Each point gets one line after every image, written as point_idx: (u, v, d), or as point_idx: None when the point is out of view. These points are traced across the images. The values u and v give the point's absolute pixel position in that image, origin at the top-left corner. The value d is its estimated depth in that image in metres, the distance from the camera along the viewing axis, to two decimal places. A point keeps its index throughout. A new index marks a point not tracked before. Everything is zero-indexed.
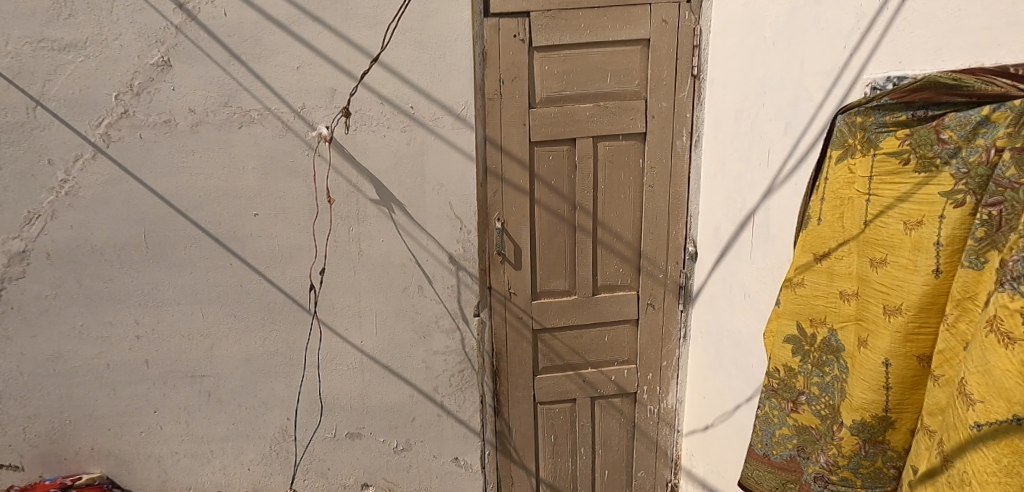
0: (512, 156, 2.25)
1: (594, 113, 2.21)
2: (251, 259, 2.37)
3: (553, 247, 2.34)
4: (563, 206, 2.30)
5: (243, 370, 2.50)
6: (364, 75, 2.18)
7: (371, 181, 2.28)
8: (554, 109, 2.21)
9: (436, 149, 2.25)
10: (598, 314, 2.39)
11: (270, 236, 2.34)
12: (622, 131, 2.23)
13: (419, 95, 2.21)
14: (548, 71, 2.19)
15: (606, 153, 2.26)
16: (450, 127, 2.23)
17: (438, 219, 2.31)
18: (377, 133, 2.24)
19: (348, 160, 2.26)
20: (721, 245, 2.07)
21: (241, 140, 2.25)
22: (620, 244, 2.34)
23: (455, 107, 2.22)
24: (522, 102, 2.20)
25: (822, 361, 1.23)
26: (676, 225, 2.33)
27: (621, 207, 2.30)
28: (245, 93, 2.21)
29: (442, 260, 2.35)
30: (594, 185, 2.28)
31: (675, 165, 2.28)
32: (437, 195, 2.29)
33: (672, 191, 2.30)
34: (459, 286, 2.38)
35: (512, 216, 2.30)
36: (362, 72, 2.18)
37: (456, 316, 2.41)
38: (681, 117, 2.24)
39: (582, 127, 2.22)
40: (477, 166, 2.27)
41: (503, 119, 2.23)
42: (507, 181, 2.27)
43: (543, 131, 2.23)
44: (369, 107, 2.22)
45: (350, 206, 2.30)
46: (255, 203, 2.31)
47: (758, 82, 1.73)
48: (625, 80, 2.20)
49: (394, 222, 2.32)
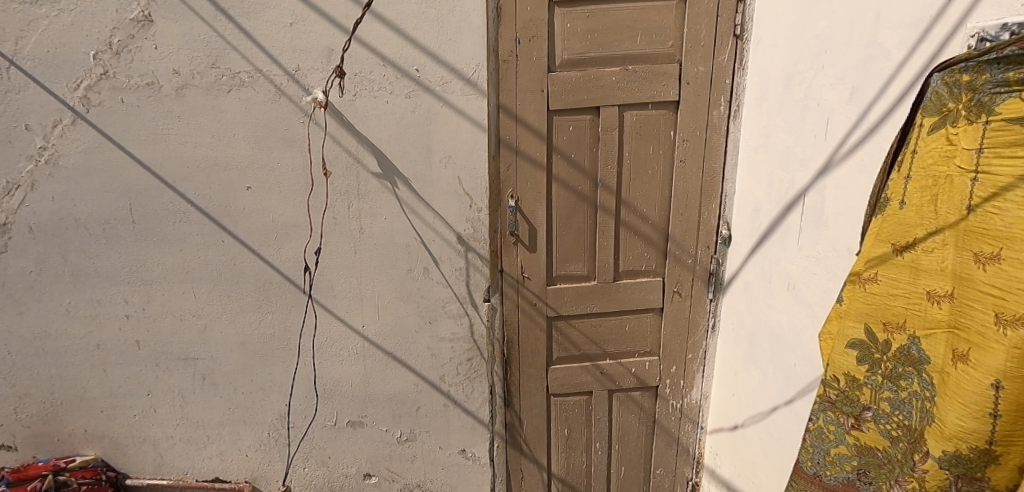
0: (529, 126, 2.03)
1: (621, 78, 1.98)
2: (244, 236, 2.19)
3: (571, 227, 2.13)
4: (583, 183, 2.08)
5: (238, 354, 2.34)
6: (356, 26, 1.96)
7: (373, 152, 2.07)
8: (576, 73, 1.98)
9: (444, 118, 2.04)
10: (619, 302, 2.19)
11: (265, 211, 2.16)
12: (652, 99, 1.99)
13: (425, 57, 1.99)
14: (570, 30, 1.95)
15: (633, 124, 2.03)
16: (459, 93, 2.01)
17: (446, 195, 2.10)
18: (379, 99, 2.03)
19: (348, 130, 2.06)
20: (762, 228, 1.85)
21: (230, 106, 2.07)
22: (646, 225, 2.12)
23: (465, 70, 1.99)
24: (540, 64, 1.97)
25: (897, 373, 1.03)
26: (709, 206, 2.10)
27: (648, 185, 2.08)
28: (233, 53, 2.02)
29: (449, 241, 2.15)
30: (619, 159, 2.06)
31: (710, 138, 2.04)
32: (445, 168, 2.08)
33: (706, 168, 2.07)
34: (468, 269, 2.18)
35: (527, 194, 2.09)
36: (354, 23, 1.96)
37: (465, 301, 2.22)
38: (719, 83, 1.99)
39: (607, 94, 1.99)
40: (490, 137, 2.05)
41: (519, 84, 2.00)
42: (523, 154, 2.06)
43: (564, 98, 2.00)
44: (369, 69, 2.00)
45: (350, 179, 2.10)
46: (248, 175, 2.13)
47: (817, 39, 1.50)
48: (658, 40, 1.95)
49: (398, 199, 2.12)
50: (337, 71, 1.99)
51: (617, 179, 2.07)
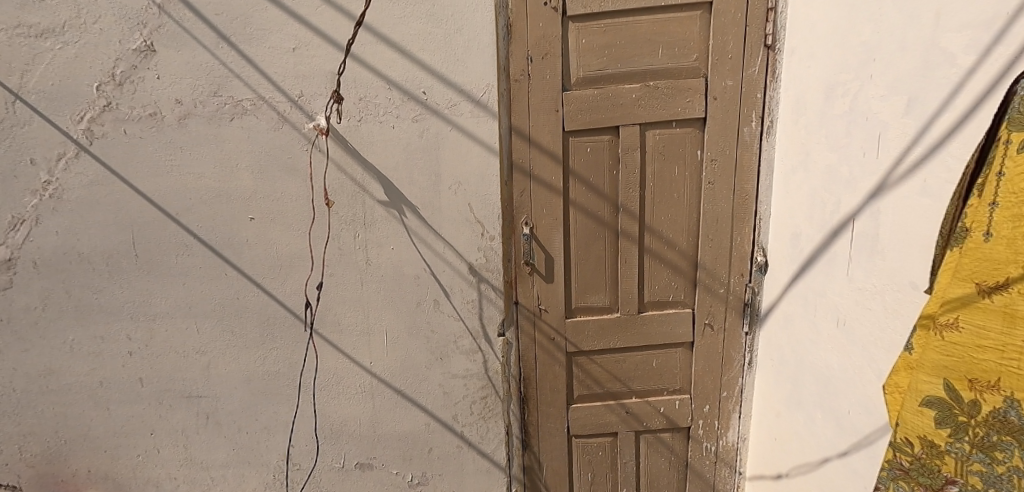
0: (543, 148, 1.90)
1: (642, 95, 1.84)
2: (247, 269, 2.09)
3: (591, 256, 1.97)
4: (603, 208, 1.93)
5: (243, 391, 2.23)
6: (350, 43, 1.86)
7: (379, 180, 1.96)
8: (593, 91, 1.85)
9: (453, 142, 1.92)
10: (645, 336, 2.02)
11: (268, 243, 2.06)
12: (675, 116, 1.85)
13: (433, 79, 1.88)
14: (586, 45, 1.83)
15: (656, 144, 1.88)
16: (469, 115, 1.89)
17: (456, 223, 1.98)
18: (385, 124, 1.92)
19: (353, 157, 1.96)
20: (803, 255, 1.69)
21: (233, 135, 1.98)
22: (672, 253, 1.95)
23: (475, 92, 1.87)
24: (554, 83, 1.85)
25: (990, 441, 0.92)
26: (742, 230, 1.93)
27: (674, 209, 1.92)
28: (236, 81, 1.93)
29: (460, 271, 2.02)
30: (642, 182, 1.90)
31: (741, 157, 1.88)
32: (455, 195, 1.96)
33: (738, 189, 1.90)
34: (481, 301, 2.04)
35: (542, 221, 1.95)
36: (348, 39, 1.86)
37: (478, 335, 2.07)
38: (750, 98, 1.84)
39: (627, 112, 1.85)
40: (502, 161, 1.93)
41: (531, 104, 1.88)
42: (538, 178, 1.92)
43: (581, 118, 1.87)
44: (375, 93, 1.90)
45: (355, 208, 2.00)
46: (251, 205, 2.03)
47: (864, 46, 1.38)
48: (681, 54, 1.81)
49: (406, 228, 2.00)
50: (333, 96, 1.89)
51: (641, 203, 1.92)
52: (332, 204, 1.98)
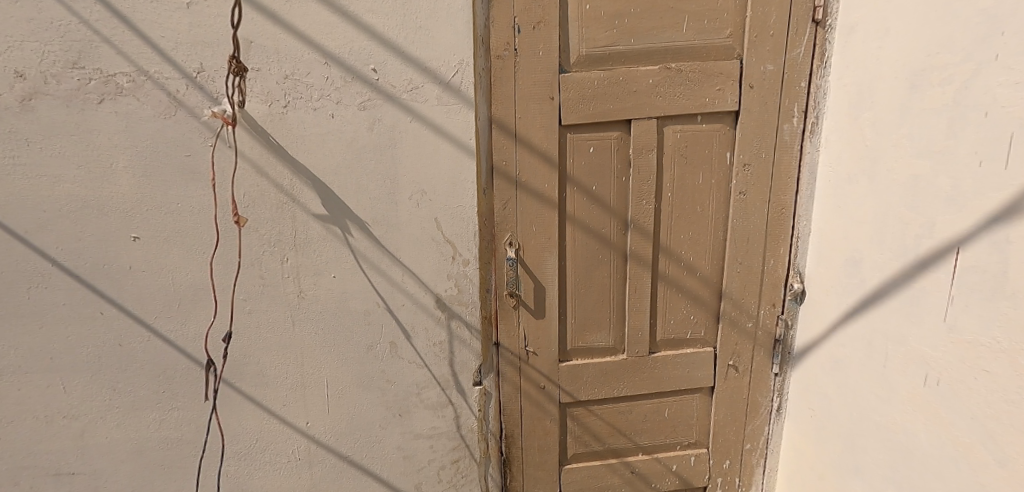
0: (532, 148, 1.46)
1: (661, 81, 1.43)
2: (129, 306, 1.52)
3: (592, 284, 1.56)
4: (609, 225, 1.52)
5: (133, 466, 1.63)
6: None
7: (315, 187, 1.46)
8: (599, 74, 1.42)
9: (414, 138, 1.45)
10: (657, 382, 1.63)
11: (161, 269, 1.50)
12: (701, 108, 1.45)
13: (387, 52, 1.40)
14: (590, 12, 1.40)
15: (675, 144, 1.48)
16: (436, 102, 1.43)
17: (419, 243, 1.51)
18: (320, 112, 1.43)
19: (278, 156, 1.44)
20: (867, 286, 1.34)
21: (104, 124, 1.41)
22: (692, 280, 1.57)
23: (442, 71, 1.41)
24: (549, 62, 1.42)
25: None
26: (777, 251, 1.57)
27: (697, 226, 1.53)
28: (105, 47, 1.37)
29: (424, 306, 1.55)
30: (658, 192, 1.50)
31: (780, 161, 1.51)
32: (418, 207, 1.49)
33: (774, 200, 1.53)
34: (452, 343, 1.59)
35: (531, 241, 1.52)
36: None
37: (448, 386, 1.62)
38: (792, 87, 1.46)
39: (641, 102, 1.44)
40: (480, 163, 1.48)
41: (517, 89, 1.43)
42: (526, 185, 1.49)
43: (583, 109, 1.44)
44: (306, 69, 1.40)
45: (279, 225, 1.49)
46: (133, 219, 1.47)
47: (984, 16, 1.03)
48: (712, 29, 1.42)
49: (353, 250, 1.51)
50: (229, 68, 1.32)
51: (657, 220, 1.52)
52: (244, 222, 1.45)
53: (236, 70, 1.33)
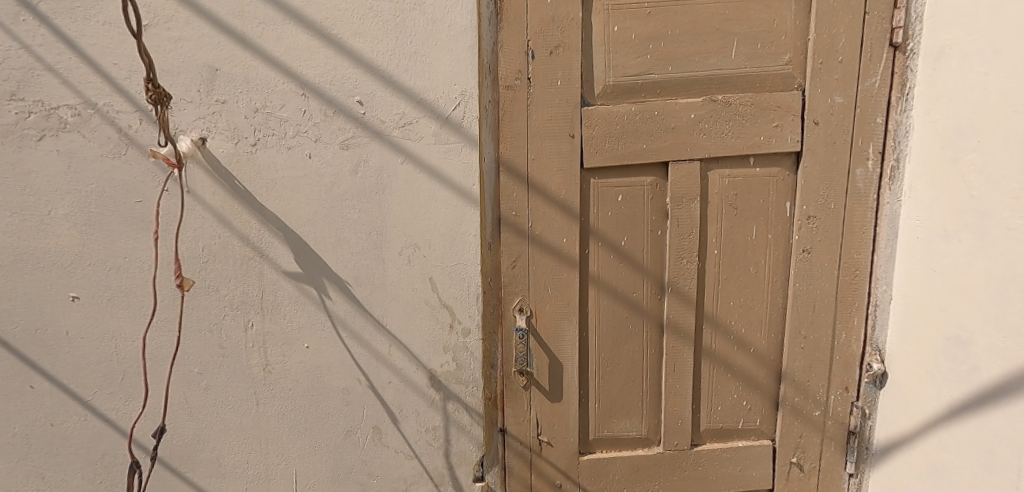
0: (548, 195, 1.21)
1: (705, 115, 1.18)
2: (64, 379, 1.27)
3: (620, 360, 1.27)
4: (641, 289, 1.24)
5: None
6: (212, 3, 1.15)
7: (287, 240, 1.22)
8: (630, 107, 1.18)
9: (406, 182, 1.21)
10: (701, 482, 1.32)
11: (104, 335, 1.25)
12: (755, 148, 1.19)
13: (375, 81, 1.18)
14: (619, 35, 1.17)
15: (721, 192, 1.21)
16: (432, 140, 1.19)
17: (410, 308, 1.25)
18: (295, 152, 1.20)
19: (244, 203, 1.21)
20: (980, 378, 1.03)
21: (43, 164, 1.19)
22: (743, 357, 1.27)
23: (440, 103, 1.18)
24: (569, 94, 1.18)
25: None
26: (849, 323, 1.27)
27: (749, 291, 1.25)
28: (48, 76, 1.17)
29: (415, 384, 1.28)
30: (701, 250, 1.23)
31: (852, 213, 1.23)
32: (409, 265, 1.23)
33: (846, 260, 1.24)
34: (448, 429, 1.30)
35: (545, 307, 1.25)
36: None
37: (442, 481, 1.32)
38: (865, 124, 1.20)
39: (680, 141, 1.19)
40: (484, 212, 1.23)
41: (530, 125, 1.20)
42: (540, 240, 1.23)
43: (609, 149, 1.19)
44: (280, 101, 1.18)
45: (243, 284, 1.24)
46: (73, 275, 1.23)
47: None
48: (766, 54, 1.17)
49: (330, 316, 1.25)
50: (147, 98, 1.05)
51: (699, 284, 1.24)
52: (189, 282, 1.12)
53: (156, 98, 1.05)
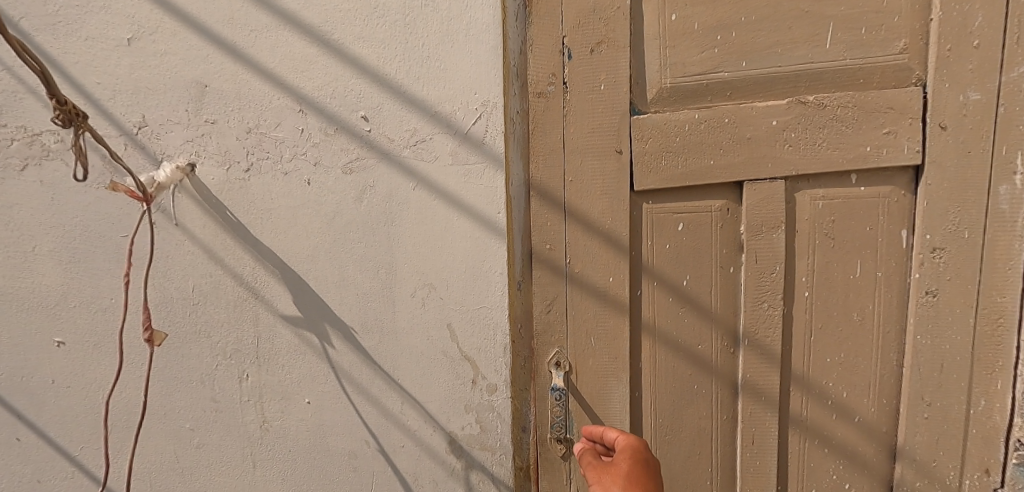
0: (589, 225, 0.99)
1: (791, 122, 0.93)
2: (50, 432, 1.14)
3: (684, 429, 1.02)
4: (709, 341, 1.00)
5: None
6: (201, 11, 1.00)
7: (285, 279, 1.05)
8: (692, 115, 0.95)
9: (418, 211, 1.01)
10: None
11: (91, 384, 1.12)
12: (859, 162, 0.93)
13: (383, 93, 1.00)
14: (678, 26, 0.94)
15: (814, 219, 0.96)
16: (449, 160, 1.00)
17: (426, 360, 1.05)
18: (292, 177, 1.03)
19: (236, 237, 1.05)
20: None
21: (26, 196, 1.07)
22: (843, 427, 1.00)
23: (458, 116, 0.98)
24: (614, 101, 0.96)
25: None
26: (992, 389, 0.96)
27: (851, 345, 0.97)
28: (31, 99, 1.06)
29: (432, 449, 1.08)
30: (787, 292, 0.98)
31: (994, 243, 0.92)
32: (424, 309, 1.04)
33: (986, 306, 0.94)
34: None
35: (587, 360, 1.02)
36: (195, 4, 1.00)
37: None
38: (1012, 126, 0.90)
39: (759, 155, 0.95)
40: (512, 246, 1.01)
41: (567, 140, 0.98)
42: (579, 279, 1.01)
43: (666, 168, 0.96)
44: (275, 119, 1.02)
45: (236, 330, 1.08)
46: (57, 318, 1.11)
47: None
48: (873, 40, 0.91)
49: (333, 368, 1.07)
50: (52, 119, 0.71)
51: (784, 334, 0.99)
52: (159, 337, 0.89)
53: (67, 117, 0.71)
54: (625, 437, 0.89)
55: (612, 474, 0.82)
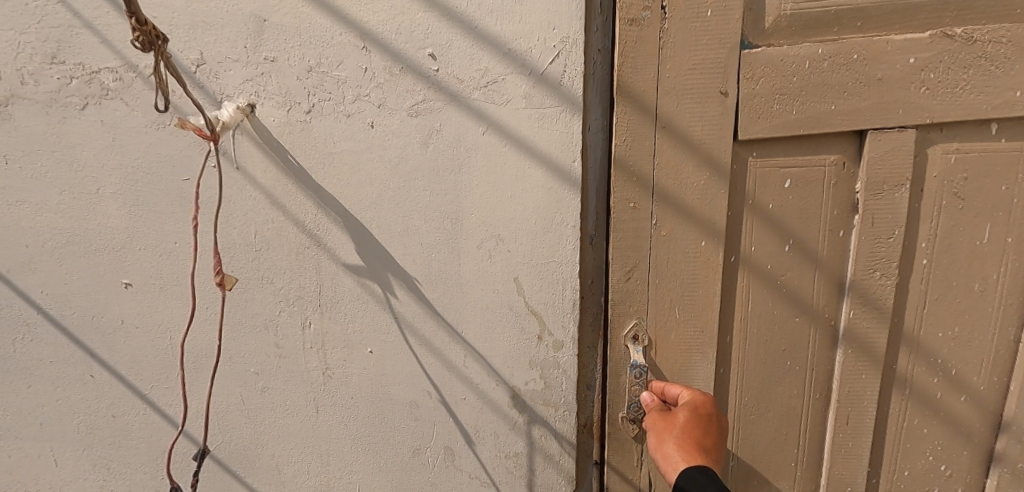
0: (686, 177, 0.94)
1: (931, 60, 0.88)
2: (122, 370, 1.17)
3: (782, 386, 1.03)
4: (816, 302, 0.99)
5: None
6: None
7: (347, 228, 1.02)
8: (816, 49, 0.88)
9: (487, 159, 0.96)
10: None
11: (159, 325, 1.13)
12: (1004, 106, 0.89)
13: (453, 28, 0.92)
14: None
15: (943, 175, 0.93)
16: (522, 104, 0.94)
17: (491, 314, 1.02)
18: (355, 120, 0.98)
19: (297, 182, 1.02)
20: None
21: (89, 136, 1.05)
22: (947, 390, 1.02)
23: (534, 55, 0.92)
24: (718, 37, 0.88)
25: None
26: None
27: (967, 308, 0.98)
28: (87, 34, 1.01)
29: (494, 404, 1.06)
30: (900, 253, 0.96)
31: None
32: (490, 262, 1.00)
33: None
34: (533, 458, 1.08)
35: (675, 327, 1.00)
36: None
37: None
38: None
39: (893, 97, 0.89)
40: (586, 197, 0.98)
41: (663, 80, 0.90)
42: (670, 236, 0.96)
43: (779, 114, 0.91)
44: (337, 57, 0.96)
45: (298, 278, 1.06)
46: (124, 260, 1.11)
47: None
48: None
49: (396, 318, 1.05)
50: (134, 40, 0.69)
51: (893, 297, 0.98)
52: (227, 284, 0.89)
53: (147, 40, 0.69)
54: (688, 394, 0.97)
55: (668, 422, 0.94)
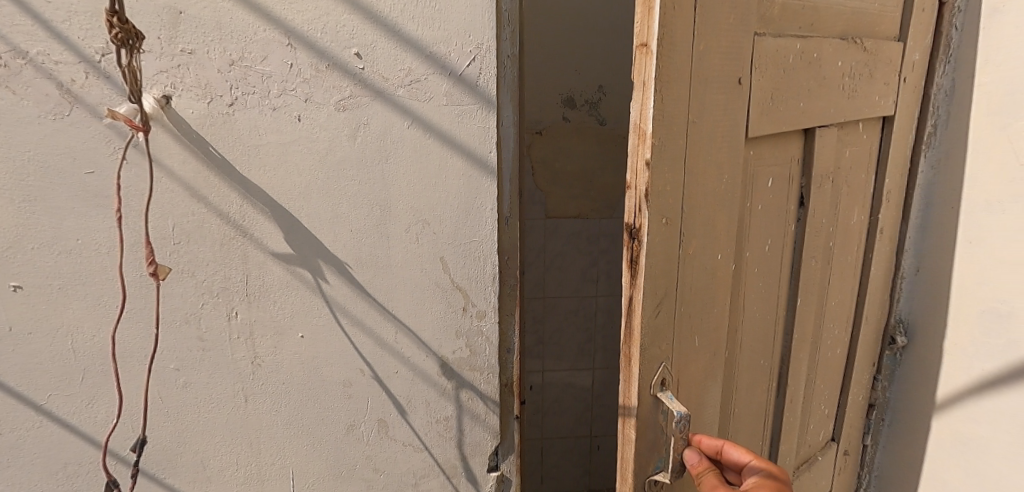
0: (709, 176, 0.84)
1: (846, 65, 1.03)
2: (11, 382, 1.08)
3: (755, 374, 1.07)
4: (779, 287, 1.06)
5: None
6: None
7: (276, 217, 1.06)
8: (795, 45, 0.91)
9: (413, 150, 1.06)
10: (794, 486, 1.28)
11: (57, 330, 1.07)
12: (872, 108, 1.12)
13: (377, 30, 1.01)
14: None
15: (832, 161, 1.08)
16: (444, 101, 1.05)
17: (421, 291, 1.12)
18: (281, 113, 1.02)
19: (220, 173, 1.03)
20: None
21: None
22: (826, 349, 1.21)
23: (453, 58, 1.04)
24: (740, 18, 0.81)
25: None
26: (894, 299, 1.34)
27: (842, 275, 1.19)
28: None
29: (425, 373, 1.17)
30: (823, 240, 1.11)
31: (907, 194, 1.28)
32: (418, 243, 1.10)
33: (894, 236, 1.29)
34: (462, 419, 1.20)
35: (690, 356, 0.90)
36: None
37: (455, 474, 1.24)
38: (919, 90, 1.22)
39: (826, 95, 1.00)
40: (502, 184, 1.11)
41: (695, 64, 0.77)
42: (693, 254, 0.86)
43: (774, 110, 0.90)
44: (260, 52, 1.00)
45: (223, 268, 1.07)
46: (11, 260, 1.03)
47: None
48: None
49: (327, 302, 1.11)
50: (112, 39, 0.83)
51: (814, 288, 1.12)
52: (159, 273, 0.95)
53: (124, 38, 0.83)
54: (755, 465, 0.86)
55: None
